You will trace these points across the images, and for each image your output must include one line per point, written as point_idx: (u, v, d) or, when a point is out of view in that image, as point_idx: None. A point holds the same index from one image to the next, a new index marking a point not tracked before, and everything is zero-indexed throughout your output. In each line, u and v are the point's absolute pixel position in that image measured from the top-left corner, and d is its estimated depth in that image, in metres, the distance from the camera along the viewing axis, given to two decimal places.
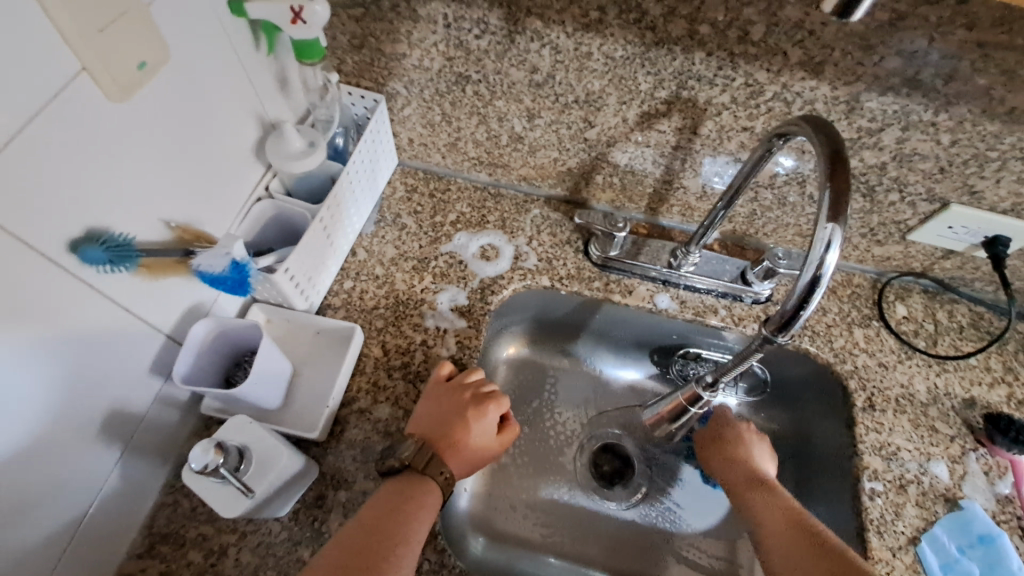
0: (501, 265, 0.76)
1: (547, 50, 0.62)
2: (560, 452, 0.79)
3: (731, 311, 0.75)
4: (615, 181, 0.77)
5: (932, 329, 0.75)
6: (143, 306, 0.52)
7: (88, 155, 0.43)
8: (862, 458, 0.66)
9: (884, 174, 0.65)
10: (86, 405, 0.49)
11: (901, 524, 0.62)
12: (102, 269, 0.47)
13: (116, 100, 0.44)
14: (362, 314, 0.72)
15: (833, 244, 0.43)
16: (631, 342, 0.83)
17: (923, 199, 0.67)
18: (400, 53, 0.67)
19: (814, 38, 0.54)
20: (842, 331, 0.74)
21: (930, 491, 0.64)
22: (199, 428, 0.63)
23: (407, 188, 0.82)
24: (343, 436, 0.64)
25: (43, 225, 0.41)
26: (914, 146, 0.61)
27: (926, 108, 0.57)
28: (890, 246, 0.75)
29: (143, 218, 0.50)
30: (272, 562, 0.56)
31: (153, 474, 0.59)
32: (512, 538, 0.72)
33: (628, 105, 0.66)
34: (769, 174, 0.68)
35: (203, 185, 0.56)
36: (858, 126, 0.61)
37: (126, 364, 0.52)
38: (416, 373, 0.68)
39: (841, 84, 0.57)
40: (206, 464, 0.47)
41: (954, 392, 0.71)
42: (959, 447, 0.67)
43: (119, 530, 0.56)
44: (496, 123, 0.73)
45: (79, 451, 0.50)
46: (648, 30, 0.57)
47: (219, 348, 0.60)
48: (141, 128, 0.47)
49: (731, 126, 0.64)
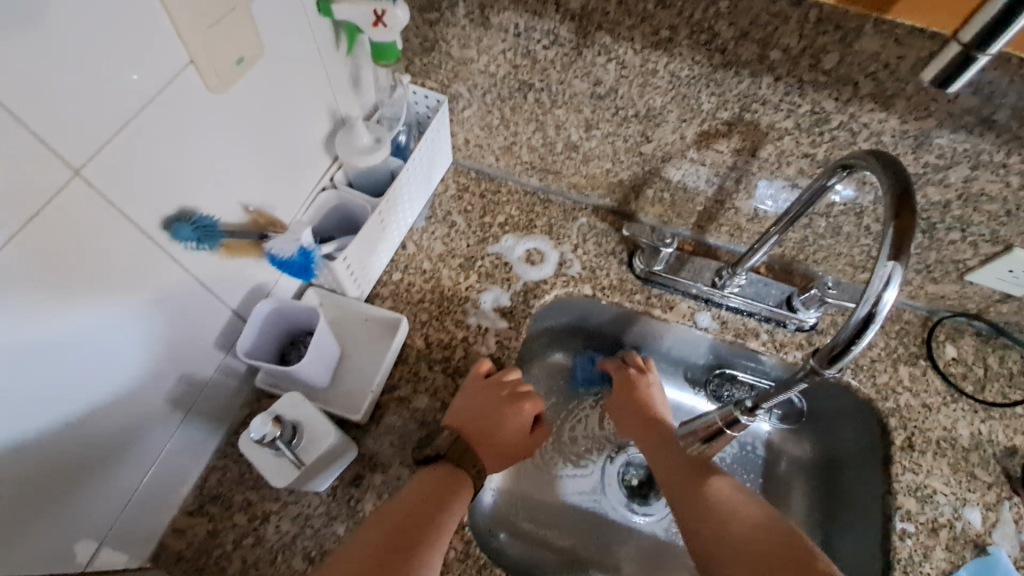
0: (546, 270, 0.78)
1: (613, 65, 0.63)
2: (587, 457, 0.80)
3: (773, 336, 0.75)
4: (665, 197, 0.78)
5: (981, 374, 0.73)
6: (217, 282, 0.56)
7: (188, 140, 0.47)
8: (895, 498, 0.65)
9: (946, 212, 0.64)
10: (160, 371, 0.53)
11: (930, 566, 0.61)
12: (189, 247, 0.50)
13: (216, 90, 0.48)
14: (407, 306, 0.74)
15: (892, 282, 0.43)
16: (666, 356, 0.83)
17: (986, 240, 0.65)
18: (467, 57, 0.69)
19: (888, 72, 0.53)
20: (886, 367, 0.73)
21: (962, 536, 0.63)
22: (251, 399, 0.66)
23: (459, 187, 0.85)
24: (382, 421, 0.66)
25: (144, 203, 0.45)
26: (982, 186, 0.60)
27: (997, 150, 0.56)
28: (945, 285, 0.73)
29: (225, 201, 0.54)
30: (310, 532, 0.60)
31: (209, 438, 0.63)
32: (532, 538, 0.74)
33: (687, 123, 0.66)
34: (825, 203, 0.68)
35: (278, 174, 0.60)
36: (925, 161, 0.59)
37: (197, 335, 0.56)
38: (456, 367, 0.70)
39: (912, 118, 0.56)
40: (264, 435, 0.51)
41: (998, 440, 0.69)
42: (997, 496, 0.66)
43: (175, 487, 0.60)
44: (553, 130, 0.74)
45: (150, 411, 0.54)
46: (717, 52, 0.57)
47: (277, 327, 0.63)
48: (234, 118, 0.51)
49: (792, 152, 0.64)
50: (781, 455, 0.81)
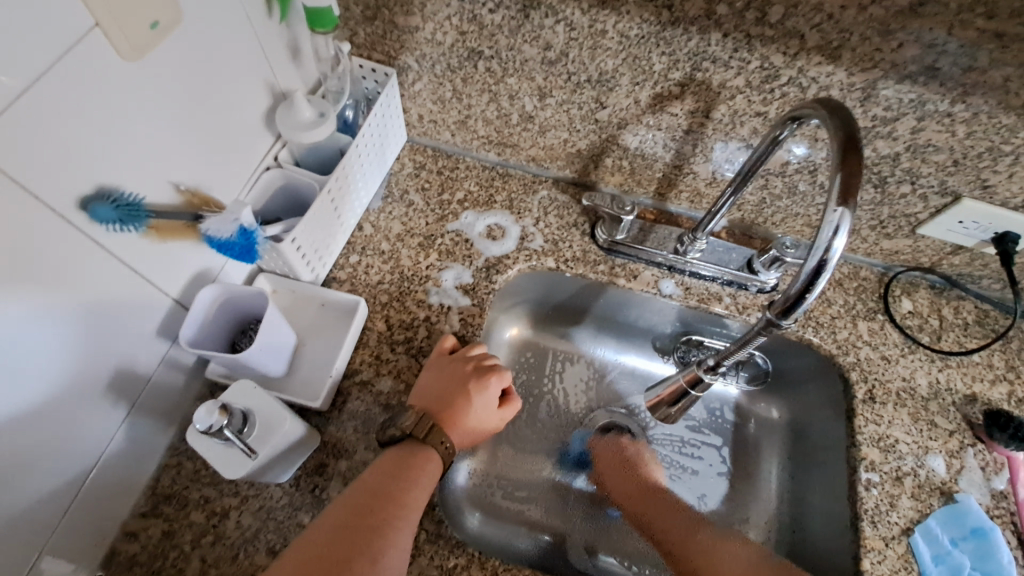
0: (507, 245, 0.76)
1: (561, 27, 0.61)
2: (560, 431, 0.80)
3: (736, 300, 0.75)
4: (624, 165, 0.77)
5: (937, 325, 0.75)
6: (151, 268, 0.53)
7: (101, 111, 0.44)
8: (860, 450, 0.66)
9: (897, 165, 0.64)
10: (92, 365, 0.50)
11: (895, 515, 0.62)
12: (112, 228, 0.47)
13: (127, 58, 0.44)
14: (366, 289, 0.72)
15: (841, 229, 0.43)
16: (634, 327, 0.83)
17: (934, 192, 0.66)
18: (412, 25, 0.66)
19: (833, 22, 0.53)
20: (846, 324, 0.74)
21: (926, 483, 0.65)
22: (204, 393, 0.63)
23: (415, 165, 0.82)
24: (344, 407, 0.64)
25: (54, 180, 0.42)
26: (929, 137, 0.60)
27: (943, 98, 0.56)
28: (899, 240, 0.74)
29: (153, 180, 0.50)
30: (273, 525, 0.57)
31: (159, 436, 0.60)
32: (510, 515, 0.72)
33: (640, 86, 0.65)
34: (780, 162, 0.68)
35: (213, 151, 0.57)
36: (873, 114, 0.60)
37: (133, 325, 0.53)
38: (419, 348, 0.68)
39: (858, 70, 0.56)
40: (211, 425, 0.48)
41: (956, 388, 0.71)
42: (958, 442, 0.67)
43: (124, 488, 0.57)
44: (506, 100, 0.72)
45: (85, 409, 0.51)
46: (664, 9, 0.56)
47: (225, 315, 0.60)
48: (154, 87, 0.48)
49: (745, 111, 0.64)
50: (749, 417, 0.82)
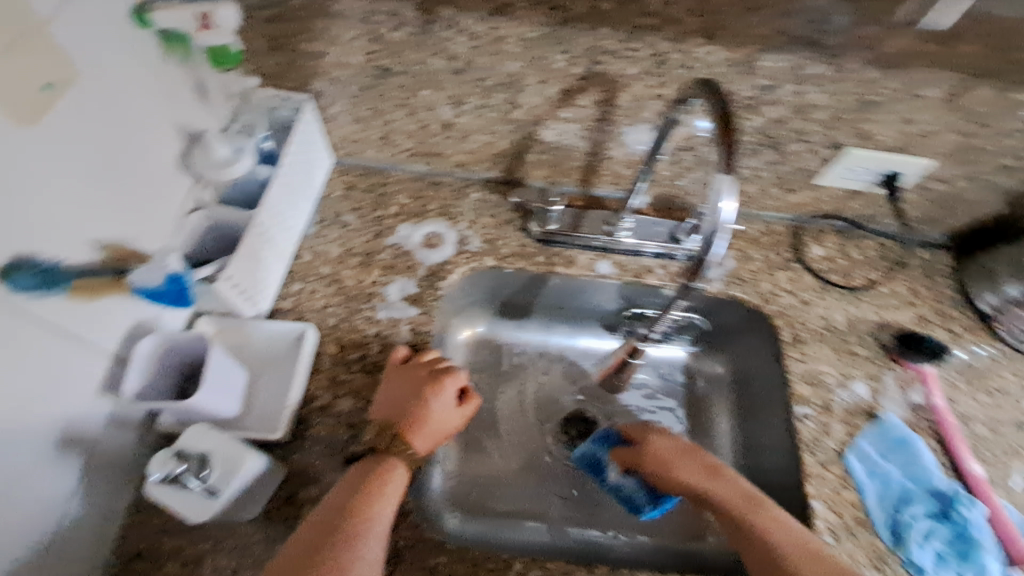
0: (446, 251, 0.78)
1: (463, 37, 0.64)
2: (525, 420, 0.83)
3: (667, 270, 0.80)
4: (546, 158, 0.80)
5: (846, 265, 0.82)
6: (83, 329, 0.52)
7: (6, 181, 0.43)
8: (793, 388, 0.72)
9: (786, 126, 0.71)
10: (36, 438, 0.49)
11: (830, 440, 0.69)
12: (35, 296, 0.47)
13: (22, 123, 0.44)
14: (313, 314, 0.72)
15: (725, 194, 0.48)
16: (580, 310, 0.87)
17: (824, 146, 0.73)
18: (318, 51, 0.67)
19: (706, 7, 0.57)
20: (767, 276, 0.80)
21: (852, 408, 0.71)
22: (161, 445, 0.62)
23: (345, 186, 0.83)
24: (307, 434, 0.65)
25: None
26: (809, 99, 0.66)
27: (812, 64, 0.62)
28: (802, 193, 0.81)
29: (72, 241, 0.50)
30: (251, 561, 0.58)
31: (118, 495, 0.59)
32: (487, 509, 0.75)
33: (547, 83, 0.68)
34: (686, 136, 0.73)
35: (132, 204, 0.56)
36: (757, 84, 0.65)
37: (73, 390, 0.52)
38: (374, 363, 0.70)
39: (737, 46, 0.61)
40: (167, 473, 0.51)
41: (868, 318, 0.78)
42: (875, 366, 0.75)
43: (89, 554, 0.56)
44: (424, 112, 0.74)
45: (34, 481, 0.50)
46: (555, 10, 0.60)
47: (170, 363, 0.60)
48: (57, 148, 0.47)
49: (646, 95, 0.68)
50: (698, 376, 0.88)
